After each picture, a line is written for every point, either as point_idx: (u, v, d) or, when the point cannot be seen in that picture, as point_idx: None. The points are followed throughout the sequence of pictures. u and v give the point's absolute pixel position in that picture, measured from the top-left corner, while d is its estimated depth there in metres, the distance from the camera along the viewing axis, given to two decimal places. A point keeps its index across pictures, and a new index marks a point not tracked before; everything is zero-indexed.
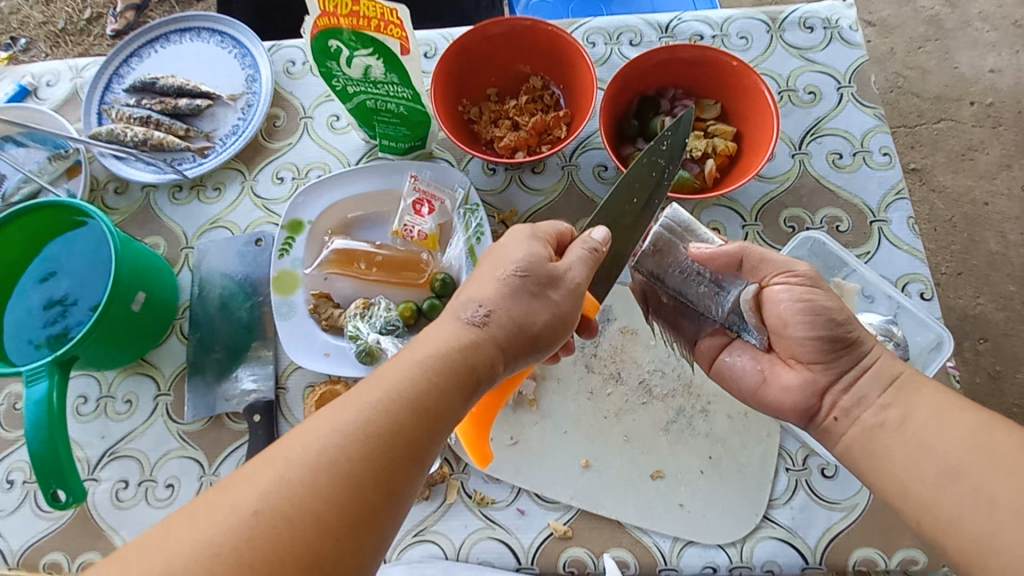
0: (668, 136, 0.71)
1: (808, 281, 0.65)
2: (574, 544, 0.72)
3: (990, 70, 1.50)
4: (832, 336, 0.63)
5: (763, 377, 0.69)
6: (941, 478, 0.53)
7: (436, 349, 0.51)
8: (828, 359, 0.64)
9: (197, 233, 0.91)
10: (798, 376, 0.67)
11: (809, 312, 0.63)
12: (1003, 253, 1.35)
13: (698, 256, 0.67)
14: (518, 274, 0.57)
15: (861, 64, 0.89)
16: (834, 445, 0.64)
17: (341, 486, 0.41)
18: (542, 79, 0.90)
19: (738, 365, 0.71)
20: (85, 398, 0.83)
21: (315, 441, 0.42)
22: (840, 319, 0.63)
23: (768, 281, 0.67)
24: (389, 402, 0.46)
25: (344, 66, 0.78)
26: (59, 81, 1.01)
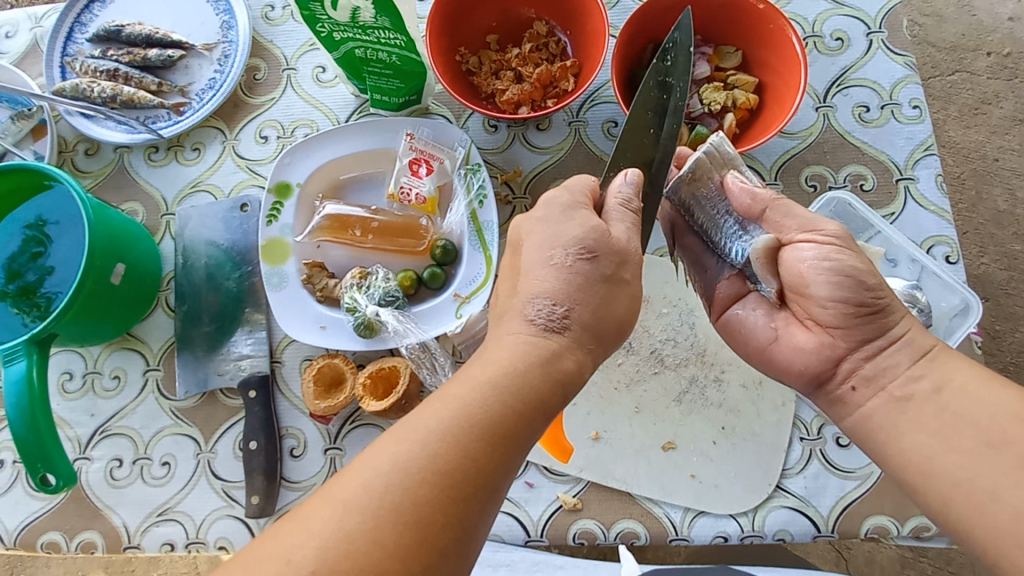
0: (669, 49, 0.62)
1: (839, 241, 0.59)
2: (584, 516, 0.71)
3: (1008, 18, 1.36)
4: (858, 300, 0.58)
5: (775, 336, 0.65)
6: (978, 452, 0.50)
7: (503, 366, 0.47)
8: (850, 323, 0.59)
9: (177, 199, 0.85)
10: (813, 339, 0.62)
11: (838, 272, 0.58)
12: (1010, 212, 1.26)
13: (731, 189, 0.62)
14: (585, 258, 0.52)
15: (893, 7, 0.82)
16: (846, 416, 0.60)
17: (408, 530, 0.39)
18: (546, 25, 0.83)
19: (750, 320, 0.67)
20: (71, 374, 0.80)
21: (376, 480, 0.41)
22: (870, 283, 0.58)
23: (791, 236, 0.61)
24: (454, 433, 0.43)
25: (328, 8, 0.70)
26: (17, 31, 0.92)
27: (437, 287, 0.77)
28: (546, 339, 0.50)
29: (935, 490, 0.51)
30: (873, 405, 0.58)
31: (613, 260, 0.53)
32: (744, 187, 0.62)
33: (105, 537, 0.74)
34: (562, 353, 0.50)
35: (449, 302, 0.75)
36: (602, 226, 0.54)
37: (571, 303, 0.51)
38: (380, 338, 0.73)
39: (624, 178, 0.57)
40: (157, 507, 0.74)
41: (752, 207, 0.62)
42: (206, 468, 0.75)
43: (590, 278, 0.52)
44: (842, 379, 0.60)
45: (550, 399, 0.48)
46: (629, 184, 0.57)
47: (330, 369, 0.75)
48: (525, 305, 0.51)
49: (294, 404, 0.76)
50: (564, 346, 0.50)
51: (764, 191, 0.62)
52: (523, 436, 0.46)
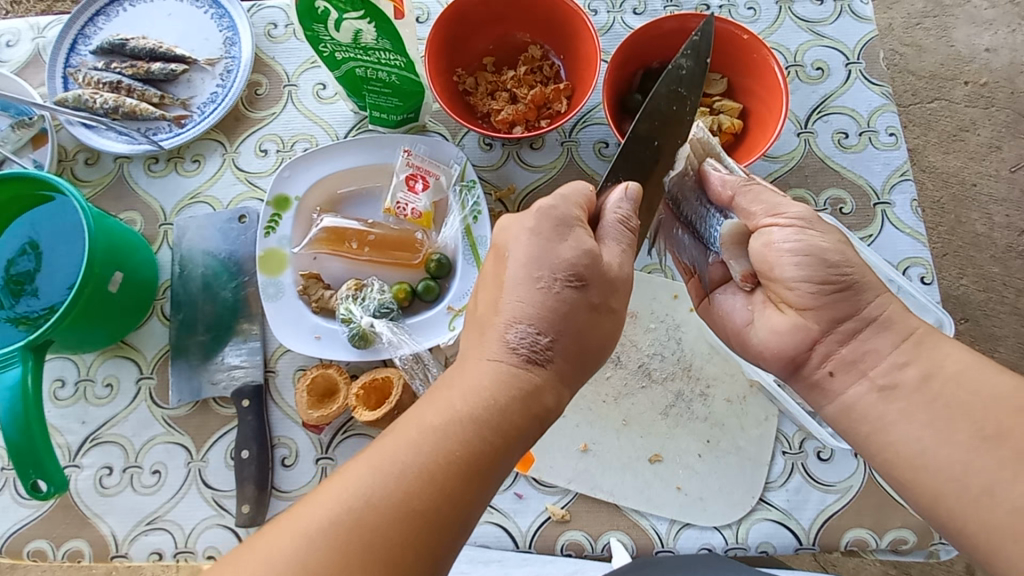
0: (687, 59, 0.65)
1: (802, 221, 0.61)
2: (572, 528, 0.72)
3: (985, 49, 1.42)
4: (822, 277, 0.59)
5: (751, 319, 0.67)
6: (973, 447, 0.52)
7: (479, 396, 0.49)
8: (821, 302, 0.60)
9: (176, 209, 0.86)
10: (788, 320, 0.63)
11: (801, 251, 0.60)
12: (988, 235, 1.30)
13: (706, 177, 0.66)
14: (580, 284, 0.53)
15: (871, 39, 0.87)
16: (826, 403, 0.62)
17: (375, 573, 0.41)
18: (541, 48, 0.86)
19: (728, 305, 0.69)
20: (63, 381, 0.80)
21: (344, 516, 0.42)
22: (834, 261, 0.59)
23: (758, 222, 0.63)
24: (428, 469, 0.44)
25: (331, 29, 0.73)
26: (19, 41, 0.93)
27: (431, 300, 0.78)
28: (530, 369, 0.51)
29: (939, 489, 0.53)
30: (855, 393, 0.59)
31: (602, 290, 0.54)
32: (718, 173, 0.65)
33: (92, 546, 0.73)
34: (544, 386, 0.51)
35: (442, 315, 0.77)
36: (595, 249, 0.55)
37: (555, 333, 0.52)
38: (374, 349, 0.75)
39: (622, 193, 0.59)
40: (147, 515, 0.74)
41: (723, 192, 0.65)
42: (197, 477, 0.75)
43: (579, 306, 0.53)
44: (819, 363, 0.62)
45: (524, 429, 0.49)
46: (629, 200, 0.59)
47: (324, 378, 0.76)
48: (505, 330, 0.52)
49: (288, 414, 0.77)
50: (547, 379, 0.51)
51: (735, 176, 0.65)
52: (498, 469, 0.47)
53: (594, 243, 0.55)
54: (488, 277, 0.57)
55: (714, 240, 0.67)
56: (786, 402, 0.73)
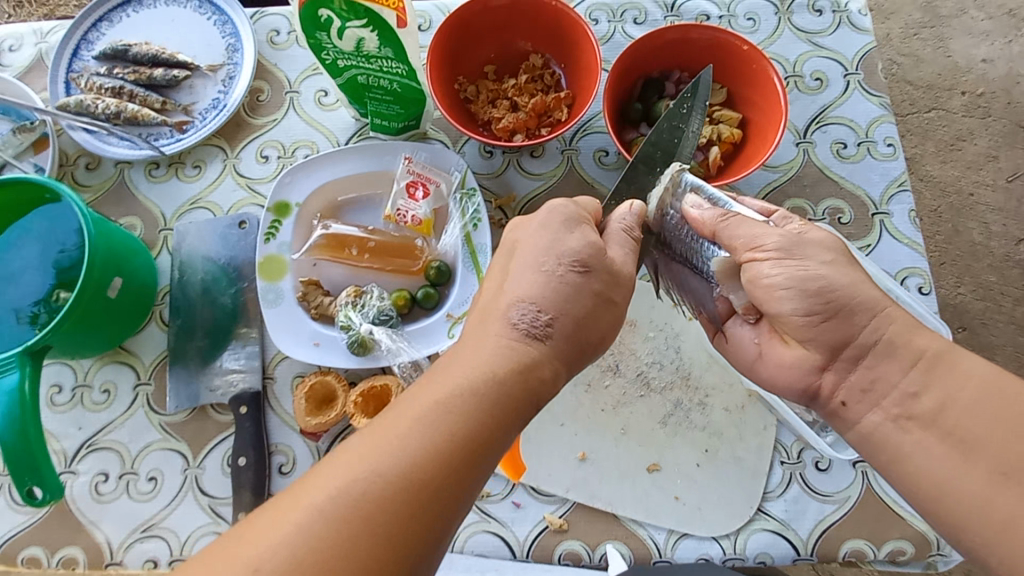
0: (690, 95, 0.71)
1: (781, 251, 0.60)
2: (570, 537, 0.72)
3: (982, 60, 1.43)
4: (809, 308, 0.60)
5: (759, 352, 0.67)
6: (987, 463, 0.52)
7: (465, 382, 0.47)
8: (814, 333, 0.61)
9: (176, 215, 0.86)
10: (794, 353, 0.64)
11: (786, 284, 0.59)
12: (985, 244, 1.30)
13: (688, 216, 0.65)
14: (576, 300, 0.53)
15: (869, 51, 0.87)
16: (846, 430, 0.62)
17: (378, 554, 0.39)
18: (542, 57, 0.86)
19: (738, 335, 0.69)
20: (60, 386, 0.79)
21: (345, 494, 0.40)
22: (816, 290, 0.59)
23: (743, 256, 0.62)
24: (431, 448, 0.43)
25: (334, 38, 0.74)
26: (22, 45, 0.93)
27: (431, 307, 0.78)
28: (529, 344, 0.50)
29: (955, 508, 0.52)
30: (872, 421, 0.60)
31: (605, 279, 0.54)
32: (698, 207, 0.64)
33: (86, 553, 0.73)
34: (541, 362, 0.50)
35: (441, 323, 0.77)
36: (599, 243, 0.55)
37: (556, 311, 0.52)
38: (373, 356, 0.74)
39: (628, 209, 0.61)
40: (142, 522, 0.74)
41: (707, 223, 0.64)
42: (193, 484, 0.75)
43: (581, 291, 0.53)
44: (831, 395, 0.63)
45: (536, 406, 0.50)
46: (634, 215, 0.60)
47: (322, 386, 0.76)
48: (508, 308, 0.52)
49: (285, 421, 0.77)
50: (547, 355, 0.51)
51: (716, 211, 0.63)
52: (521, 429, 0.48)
53: (599, 238, 0.56)
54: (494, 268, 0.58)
55: (708, 272, 0.66)
56: (785, 411, 0.73)
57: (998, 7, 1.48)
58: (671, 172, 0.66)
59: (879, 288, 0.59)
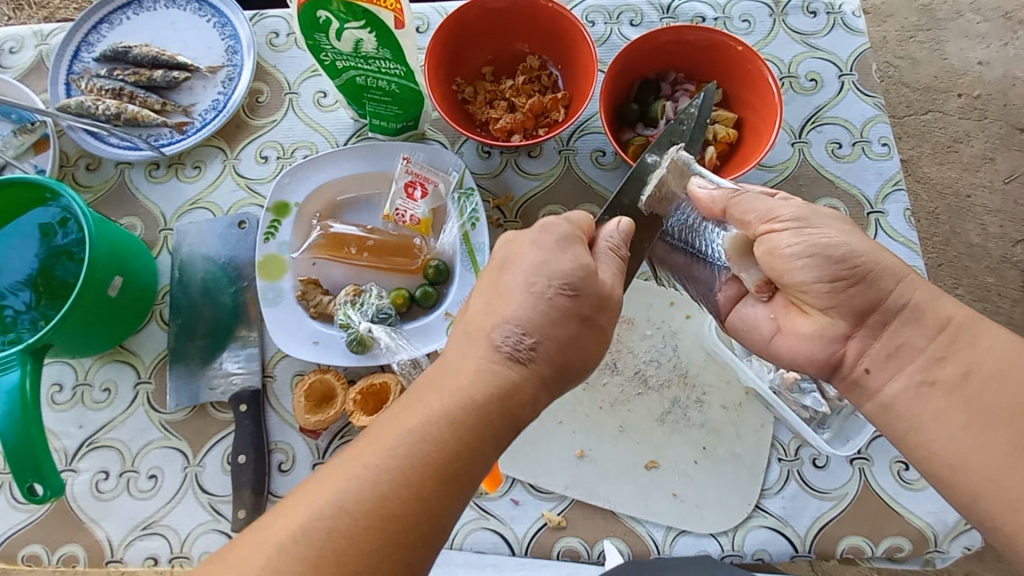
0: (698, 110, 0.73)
1: (798, 222, 0.61)
2: (568, 534, 0.72)
3: (978, 62, 1.44)
4: (833, 274, 0.60)
5: (777, 326, 0.67)
6: (1003, 444, 0.52)
7: (459, 395, 0.48)
8: (839, 299, 0.61)
9: (176, 215, 0.86)
10: (814, 324, 0.64)
11: (806, 253, 0.60)
12: (983, 245, 1.31)
13: (695, 196, 0.67)
14: (573, 296, 0.53)
15: (863, 52, 0.88)
16: (864, 401, 0.62)
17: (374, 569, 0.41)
18: (539, 58, 0.87)
19: (751, 315, 0.69)
20: (60, 385, 0.80)
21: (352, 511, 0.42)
22: (839, 257, 0.60)
23: (758, 230, 0.64)
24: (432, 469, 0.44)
25: (333, 39, 0.75)
26: (22, 47, 0.94)
27: (429, 306, 0.79)
28: (509, 367, 0.50)
29: (969, 484, 0.53)
30: (893, 390, 0.59)
31: (594, 302, 0.54)
32: (705, 188, 0.66)
33: (87, 551, 0.73)
34: (522, 384, 0.50)
35: (439, 321, 0.77)
36: (589, 265, 0.55)
37: (541, 335, 0.51)
38: (372, 354, 0.75)
39: (616, 226, 0.61)
40: (142, 520, 0.74)
41: (713, 205, 0.66)
42: (194, 482, 0.75)
43: (570, 315, 0.53)
44: (854, 363, 0.62)
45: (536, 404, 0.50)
46: (621, 234, 0.61)
47: (322, 384, 0.77)
48: (493, 330, 0.52)
49: (284, 419, 0.77)
50: (526, 377, 0.50)
51: (724, 189, 0.66)
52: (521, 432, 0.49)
53: (591, 260, 0.56)
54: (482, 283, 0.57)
55: (717, 254, 0.68)
56: (781, 409, 0.74)
57: (993, 10, 1.49)
58: (658, 172, 0.67)
59: (874, 285, 0.60)
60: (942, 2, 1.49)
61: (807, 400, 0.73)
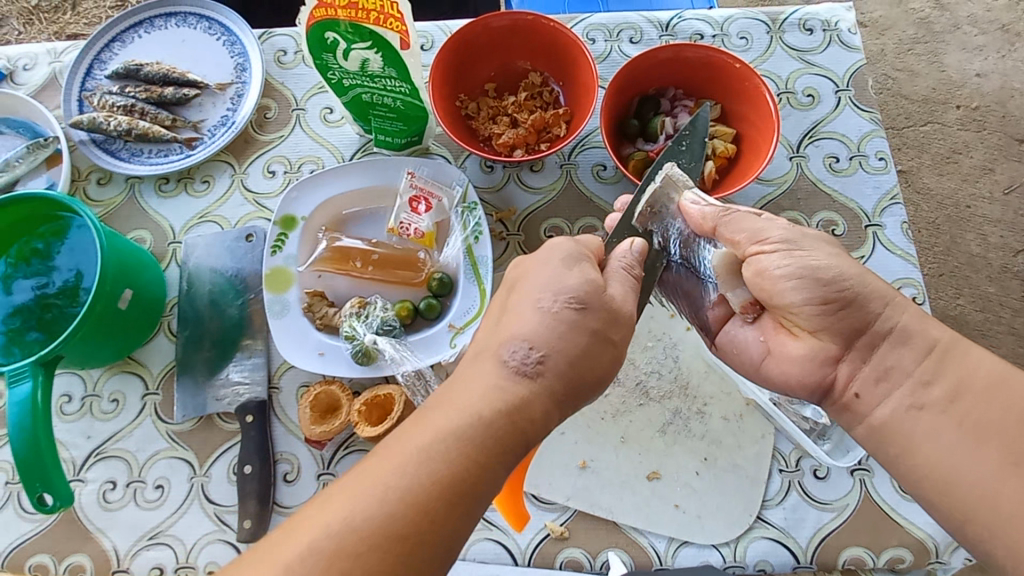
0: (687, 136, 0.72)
1: (784, 244, 0.62)
2: (570, 545, 0.72)
3: (976, 74, 1.46)
4: (824, 296, 0.61)
5: (766, 350, 0.69)
6: (992, 454, 0.53)
7: (486, 396, 0.48)
8: (828, 322, 0.62)
9: (185, 228, 0.88)
10: (803, 346, 0.66)
11: (796, 274, 0.61)
12: (983, 255, 1.31)
13: (687, 211, 0.68)
14: (576, 305, 0.54)
15: (859, 68, 0.90)
16: (856, 424, 0.62)
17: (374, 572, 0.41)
18: (541, 75, 0.89)
19: (741, 336, 0.71)
20: (69, 397, 0.81)
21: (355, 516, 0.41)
22: (829, 278, 0.61)
23: (747, 251, 0.65)
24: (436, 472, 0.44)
25: (340, 59, 0.77)
26: (37, 65, 0.97)
27: (433, 318, 0.80)
28: (518, 383, 0.51)
29: (956, 500, 0.53)
30: (883, 413, 0.60)
31: (602, 317, 0.55)
32: (698, 205, 0.67)
33: (93, 561, 0.74)
34: (531, 401, 0.51)
35: (443, 333, 0.78)
36: (597, 280, 0.56)
37: (548, 349, 0.52)
38: (376, 366, 0.76)
39: (630, 246, 0.62)
40: (149, 530, 0.75)
41: (703, 224, 0.67)
42: (200, 492, 0.76)
43: (578, 328, 0.54)
44: (845, 387, 0.63)
45: (539, 417, 0.51)
46: (634, 253, 0.62)
47: (327, 396, 0.78)
48: (500, 347, 0.53)
49: (289, 430, 0.78)
50: (536, 393, 0.51)
51: (714, 206, 0.67)
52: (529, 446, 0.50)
53: (598, 275, 0.57)
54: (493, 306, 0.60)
55: (708, 272, 0.70)
56: (782, 420, 0.75)
57: (991, 22, 1.51)
58: (652, 186, 0.69)
59: (873, 296, 0.61)
60: (939, 15, 1.51)
61: (806, 412, 0.75)
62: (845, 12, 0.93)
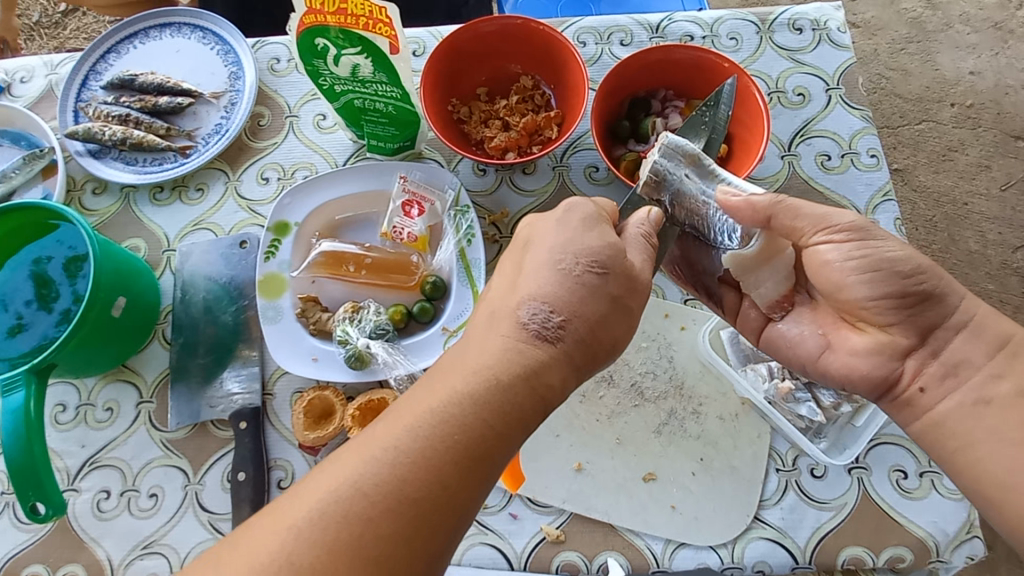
0: (710, 107, 0.71)
1: (857, 234, 0.63)
2: (567, 548, 0.72)
3: (969, 72, 1.46)
4: (900, 289, 0.61)
5: (827, 344, 0.68)
6: None
7: (482, 377, 0.48)
8: (901, 316, 0.63)
9: (179, 235, 0.88)
10: (868, 340, 0.65)
11: (863, 268, 0.63)
12: (981, 252, 1.31)
13: (727, 203, 0.65)
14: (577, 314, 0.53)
15: (849, 66, 0.90)
16: (914, 419, 0.62)
17: (369, 565, 0.40)
18: (532, 79, 0.89)
19: (793, 333, 0.71)
20: (64, 406, 0.81)
21: (365, 480, 0.42)
22: (905, 271, 0.61)
23: (809, 240, 0.66)
24: (445, 436, 0.45)
25: (331, 65, 0.77)
26: (33, 77, 0.97)
27: (426, 321, 0.80)
28: (536, 347, 0.51)
29: None
30: (946, 408, 0.60)
31: (622, 283, 0.55)
32: (737, 194, 0.65)
33: (87, 570, 0.73)
34: (546, 377, 0.50)
35: (437, 336, 0.78)
36: (618, 243, 0.56)
37: (569, 313, 0.52)
38: (370, 370, 0.76)
39: (646, 215, 0.61)
40: (143, 538, 0.74)
41: (756, 215, 0.66)
42: (194, 500, 0.76)
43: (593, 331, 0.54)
44: (909, 381, 0.63)
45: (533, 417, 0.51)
46: (651, 222, 0.61)
47: (321, 401, 0.78)
48: (517, 308, 0.52)
49: (284, 436, 0.78)
50: (556, 358, 0.51)
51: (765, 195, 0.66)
52: None
53: (617, 239, 0.56)
54: (506, 265, 0.58)
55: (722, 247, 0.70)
56: (778, 420, 0.74)
57: (983, 21, 1.51)
58: (650, 159, 0.66)
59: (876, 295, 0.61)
60: (931, 15, 1.52)
61: (802, 410, 0.73)
62: (834, 11, 0.93)
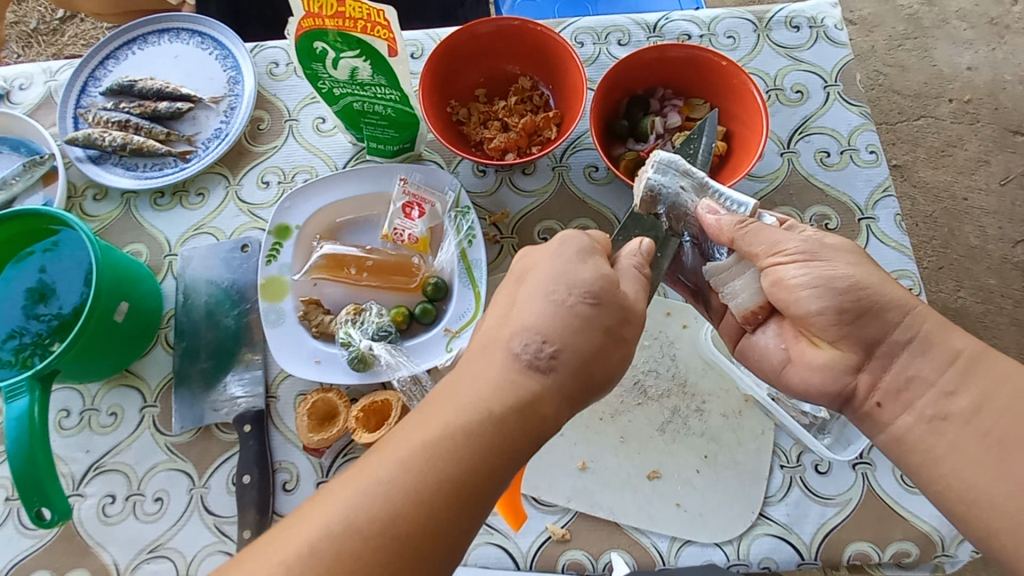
0: (697, 137, 0.75)
1: (805, 254, 0.62)
2: (572, 547, 0.72)
3: (967, 67, 1.47)
4: (839, 304, 0.61)
5: (788, 357, 0.69)
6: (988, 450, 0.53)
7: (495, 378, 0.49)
8: (847, 331, 0.62)
9: (180, 240, 0.88)
10: (825, 354, 0.65)
11: (812, 284, 0.61)
12: (982, 246, 1.31)
13: (704, 220, 0.67)
14: (580, 314, 0.54)
15: (846, 63, 0.90)
16: (877, 433, 0.63)
17: (410, 543, 0.41)
18: (530, 80, 0.90)
19: (763, 343, 0.71)
20: (68, 411, 0.81)
21: (403, 467, 0.43)
22: (843, 287, 0.61)
23: (764, 262, 0.65)
24: (476, 429, 0.46)
25: (330, 68, 0.78)
26: (32, 84, 0.98)
27: (428, 322, 0.80)
28: (531, 375, 0.51)
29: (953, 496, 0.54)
30: (903, 424, 0.60)
31: (617, 314, 0.55)
32: (714, 211, 0.67)
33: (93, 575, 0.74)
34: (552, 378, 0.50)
35: (439, 337, 0.78)
36: (610, 275, 0.56)
37: (560, 341, 0.52)
38: (373, 372, 0.76)
39: (636, 246, 0.62)
40: (149, 542, 0.75)
41: (722, 232, 0.66)
42: (199, 503, 0.76)
43: (597, 328, 0.54)
44: (867, 394, 0.63)
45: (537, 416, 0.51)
46: (642, 254, 0.62)
47: (324, 403, 0.78)
48: (510, 339, 0.52)
49: (288, 439, 0.78)
50: (547, 389, 0.51)
51: (732, 217, 0.66)
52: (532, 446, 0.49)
53: (611, 270, 0.57)
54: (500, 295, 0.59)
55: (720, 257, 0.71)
56: (781, 415, 0.74)
57: (980, 16, 1.52)
58: (643, 175, 0.69)
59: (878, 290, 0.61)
60: (927, 10, 1.52)
61: (806, 406, 0.75)
62: (830, 8, 0.94)
